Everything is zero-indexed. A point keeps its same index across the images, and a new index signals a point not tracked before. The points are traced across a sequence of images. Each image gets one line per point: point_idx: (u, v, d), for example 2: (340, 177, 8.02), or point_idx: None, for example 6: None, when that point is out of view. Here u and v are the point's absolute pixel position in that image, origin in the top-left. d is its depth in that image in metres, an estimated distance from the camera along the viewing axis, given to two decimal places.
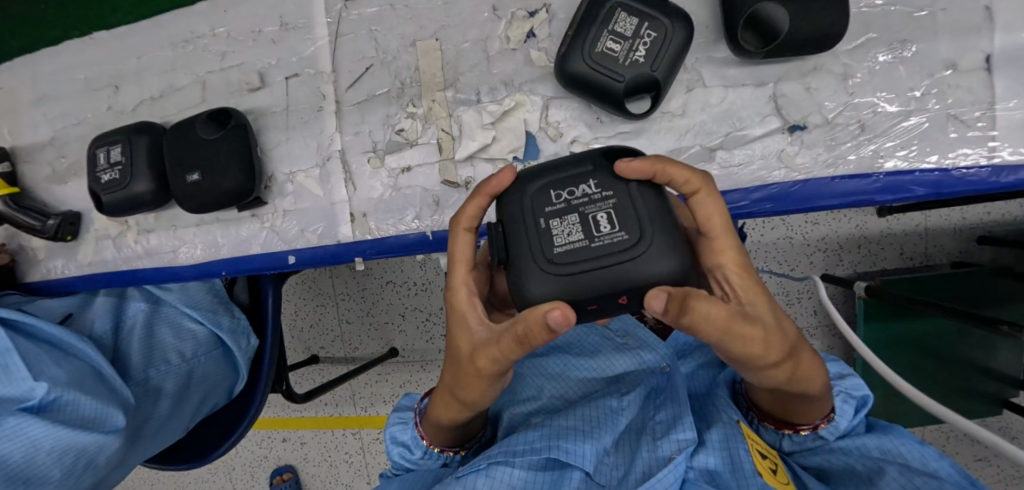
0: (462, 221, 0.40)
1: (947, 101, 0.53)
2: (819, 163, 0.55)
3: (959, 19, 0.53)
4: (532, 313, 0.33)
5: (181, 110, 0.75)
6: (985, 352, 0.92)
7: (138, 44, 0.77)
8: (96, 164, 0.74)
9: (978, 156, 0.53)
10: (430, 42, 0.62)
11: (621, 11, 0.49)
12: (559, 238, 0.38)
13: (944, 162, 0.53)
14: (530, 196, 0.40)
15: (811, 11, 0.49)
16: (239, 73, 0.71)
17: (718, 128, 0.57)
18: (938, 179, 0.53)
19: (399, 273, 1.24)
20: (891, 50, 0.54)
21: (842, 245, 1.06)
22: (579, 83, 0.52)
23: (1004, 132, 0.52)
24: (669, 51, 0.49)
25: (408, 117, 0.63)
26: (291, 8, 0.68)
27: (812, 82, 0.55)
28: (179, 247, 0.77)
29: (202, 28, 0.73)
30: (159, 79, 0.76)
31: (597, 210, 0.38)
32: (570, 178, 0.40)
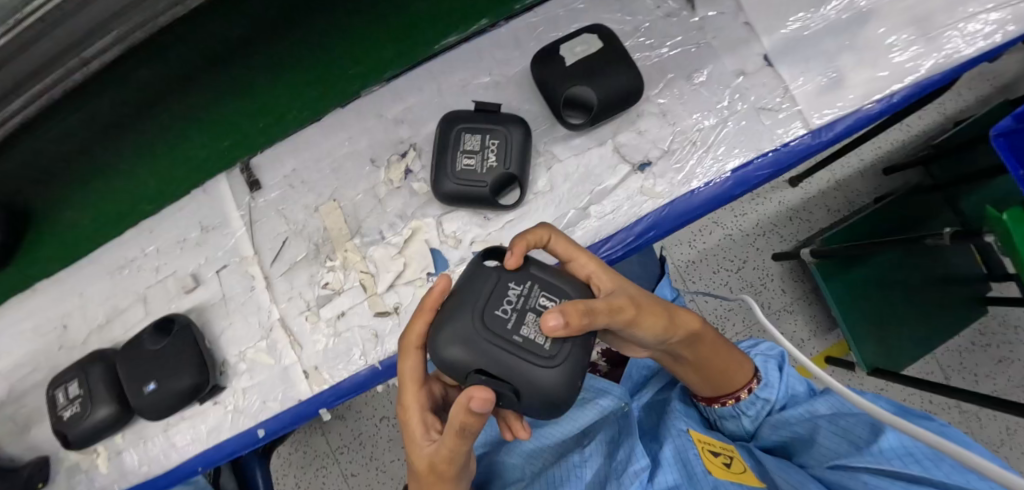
0: (413, 341, 0.46)
1: (752, 98, 0.67)
2: (675, 185, 0.64)
3: (729, 40, 0.69)
4: (459, 405, 0.38)
5: (128, 328, 0.79)
6: (941, 267, 1.02)
7: (78, 283, 0.83)
8: (57, 404, 0.76)
9: (798, 128, 0.67)
10: (329, 203, 0.70)
11: (465, 133, 0.60)
12: (541, 336, 0.42)
13: (776, 142, 0.66)
14: (483, 325, 0.42)
15: (602, 81, 0.60)
16: (174, 279, 0.76)
17: (581, 190, 0.64)
18: (778, 157, 0.66)
19: (386, 406, 1.26)
20: (694, 77, 0.67)
21: (776, 222, 1.18)
22: (458, 198, 0.61)
23: (806, 103, 0.67)
24: (514, 150, 0.59)
25: (329, 271, 0.69)
26: (207, 211, 0.76)
27: (641, 126, 0.65)
28: (153, 459, 0.78)
29: (133, 251, 0.80)
30: (103, 305, 0.81)
31: (536, 300, 0.43)
32: (494, 297, 0.43)
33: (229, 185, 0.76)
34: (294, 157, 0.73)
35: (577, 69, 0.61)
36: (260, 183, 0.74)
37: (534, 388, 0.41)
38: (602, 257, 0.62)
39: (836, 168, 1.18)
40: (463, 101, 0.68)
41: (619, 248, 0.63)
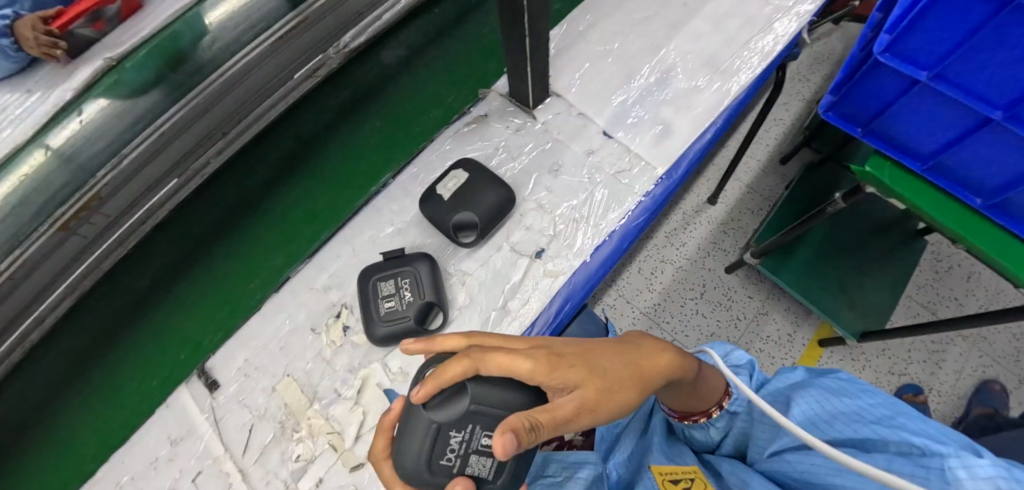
0: (378, 455, 0.48)
1: (608, 167, 0.80)
2: (572, 259, 0.73)
3: (572, 132, 0.84)
4: None
5: None
6: (863, 217, 1.21)
7: None
8: None
9: (655, 176, 0.79)
10: (285, 379, 0.74)
11: (379, 282, 0.69)
12: (487, 471, 0.46)
13: (641, 194, 0.78)
14: (434, 476, 0.45)
15: (476, 202, 0.72)
16: None
17: (496, 292, 0.72)
18: (648, 204, 0.78)
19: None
20: (553, 171, 0.80)
21: (713, 241, 1.32)
22: (393, 338, 0.68)
23: (650, 158, 0.81)
24: (425, 281, 0.69)
25: (298, 443, 0.71)
26: (172, 423, 0.75)
27: (526, 222, 0.76)
28: None
29: None
30: None
31: (479, 439, 0.45)
32: (438, 447, 0.45)
33: (189, 392, 0.76)
34: (243, 350, 0.76)
35: (454, 201, 0.73)
36: (217, 382, 0.76)
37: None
38: None
39: (739, 179, 1.37)
40: (375, 252, 0.78)
41: (546, 328, 0.70)
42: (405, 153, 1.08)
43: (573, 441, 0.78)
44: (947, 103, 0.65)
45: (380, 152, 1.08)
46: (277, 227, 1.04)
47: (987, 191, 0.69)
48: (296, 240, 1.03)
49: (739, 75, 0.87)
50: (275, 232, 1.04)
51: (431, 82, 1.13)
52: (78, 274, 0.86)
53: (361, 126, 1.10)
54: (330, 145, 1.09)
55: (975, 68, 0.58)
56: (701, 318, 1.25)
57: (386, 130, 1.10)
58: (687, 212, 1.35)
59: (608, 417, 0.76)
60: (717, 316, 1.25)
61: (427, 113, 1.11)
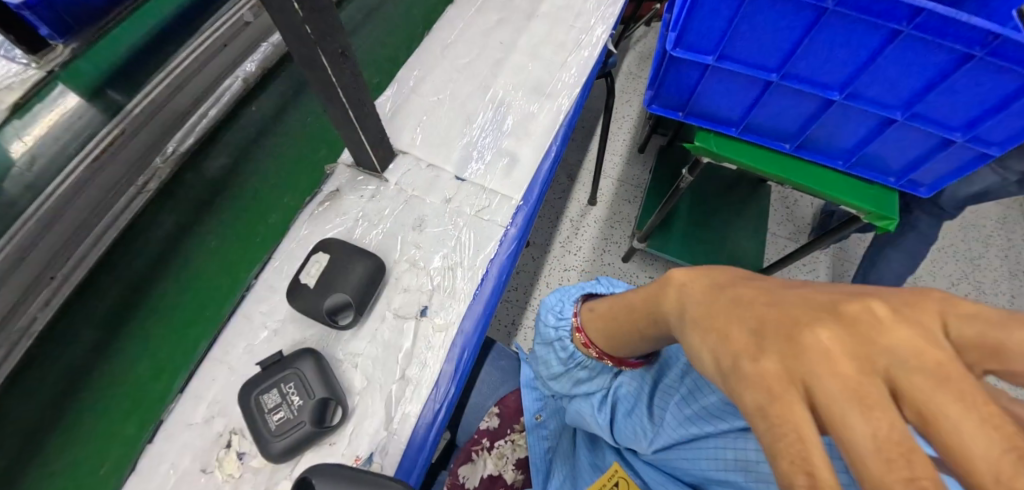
0: None
1: (469, 209, 0.82)
2: (457, 307, 0.74)
3: (427, 183, 0.85)
4: None
5: None
6: (714, 181, 1.39)
7: None
8: None
9: (514, 204, 0.83)
10: None
11: (262, 396, 0.64)
12: None
13: (506, 225, 0.81)
14: None
15: (344, 281, 0.70)
16: None
17: (392, 363, 0.70)
18: (515, 232, 0.81)
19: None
20: (417, 226, 0.80)
21: (593, 252, 1.37)
22: (292, 450, 0.63)
23: (506, 189, 0.84)
24: (312, 378, 0.65)
25: None
26: None
27: (404, 284, 0.75)
28: None
29: None
30: None
31: None
32: None
33: None
34: None
35: (321, 285, 0.70)
36: None
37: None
38: (443, 399, 0.69)
39: (603, 179, 1.47)
40: (253, 363, 0.72)
41: (452, 384, 0.70)
42: (249, 268, 0.97)
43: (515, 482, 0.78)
44: (747, 83, 0.81)
45: (220, 279, 0.96)
46: (115, 392, 0.86)
47: (791, 137, 0.88)
48: (142, 406, 0.85)
49: (562, 95, 0.95)
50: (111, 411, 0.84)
51: (274, 176, 1.08)
52: None
53: (195, 250, 0.99)
54: (161, 281, 0.95)
55: (745, 41, 0.74)
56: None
57: (223, 248, 0.99)
58: (563, 233, 1.39)
59: (538, 441, 0.78)
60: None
61: (267, 220, 1.03)
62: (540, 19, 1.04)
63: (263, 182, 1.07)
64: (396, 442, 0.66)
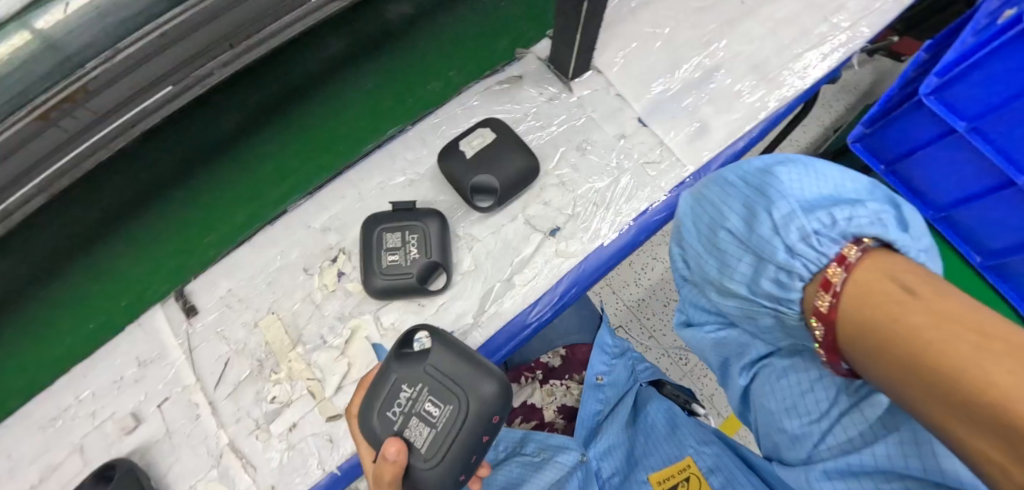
0: (352, 408, 0.55)
1: (636, 156, 0.78)
2: (586, 243, 0.71)
3: (606, 112, 0.81)
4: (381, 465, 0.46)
5: (66, 483, 0.71)
6: None
7: (6, 442, 0.75)
8: None
9: (683, 173, 0.77)
10: (268, 317, 0.70)
11: (386, 233, 0.64)
12: (427, 432, 0.49)
13: (665, 190, 0.76)
14: (375, 425, 0.50)
15: (498, 168, 0.69)
16: (114, 421, 0.71)
17: (503, 263, 0.69)
18: (671, 200, 0.75)
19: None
20: (581, 149, 0.77)
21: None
22: (389, 292, 0.64)
23: (681, 153, 0.78)
24: (433, 240, 0.65)
25: (275, 384, 0.68)
26: (144, 344, 0.73)
27: (546, 197, 0.73)
28: None
29: (67, 398, 0.74)
30: (35, 464, 0.73)
31: (423, 403, 0.50)
32: (389, 398, 0.51)
33: (165, 314, 0.73)
34: (229, 280, 0.72)
35: (477, 160, 0.69)
36: (196, 308, 0.72)
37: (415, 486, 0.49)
38: (534, 320, 0.68)
39: None
40: (382, 200, 0.74)
41: (548, 309, 0.68)
42: (392, 123, 1.05)
43: (552, 424, 0.76)
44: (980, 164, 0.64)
45: (364, 120, 1.05)
46: (241, 186, 1.01)
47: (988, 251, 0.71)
48: (258, 200, 1.01)
49: (783, 85, 0.85)
50: (236, 191, 1.01)
51: (449, 47, 1.10)
52: (54, 170, 0.79)
53: (352, 85, 1.07)
54: (313, 100, 1.06)
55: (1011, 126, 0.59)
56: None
57: (378, 95, 1.07)
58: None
59: (591, 399, 0.75)
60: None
61: (423, 85, 1.08)
62: None
63: (438, 50, 1.10)
64: (479, 334, 0.66)
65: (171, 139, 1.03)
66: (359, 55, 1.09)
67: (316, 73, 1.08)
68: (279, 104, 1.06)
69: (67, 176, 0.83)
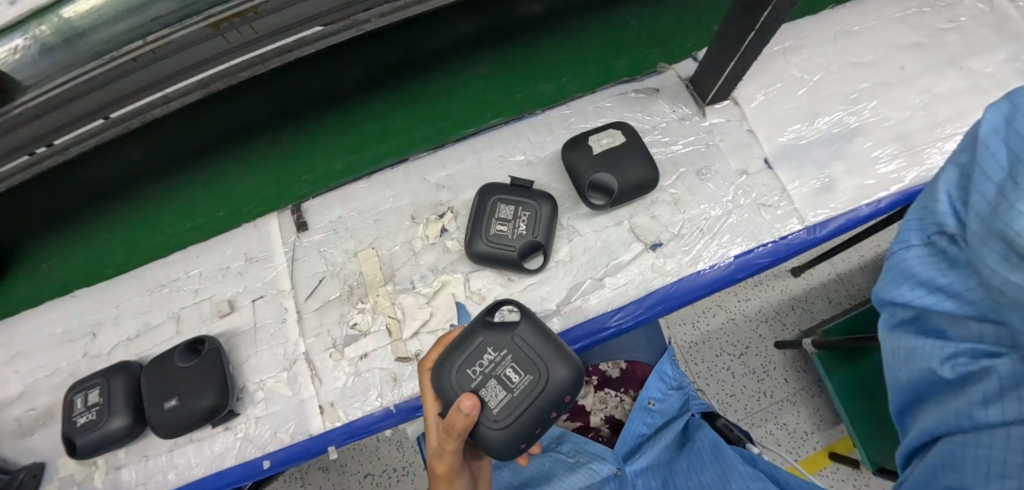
0: (425, 363, 0.60)
1: (753, 195, 0.77)
2: (683, 265, 0.71)
3: (734, 145, 0.80)
4: (455, 412, 0.51)
5: (156, 345, 0.79)
6: None
7: (118, 293, 0.84)
8: (72, 409, 0.74)
9: (798, 225, 0.75)
10: (368, 250, 0.75)
11: (500, 203, 0.67)
12: (502, 397, 0.55)
13: (776, 236, 0.74)
14: (453, 380, 0.56)
15: (620, 171, 0.70)
16: (211, 303, 0.78)
17: (598, 262, 0.71)
18: (777, 248, 0.73)
19: (377, 461, 1.05)
20: (700, 174, 0.77)
21: (779, 311, 1.13)
22: (487, 259, 0.67)
23: (802, 204, 0.76)
24: (542, 222, 0.66)
25: (359, 312, 0.72)
26: (255, 243, 0.80)
27: (654, 211, 0.74)
28: (152, 478, 0.75)
29: (177, 271, 0.82)
30: (135, 320, 0.82)
31: (505, 369, 0.56)
32: (474, 357, 0.57)
33: (279, 222, 0.80)
34: (343, 207, 0.78)
35: (601, 159, 0.70)
36: (307, 224, 0.78)
37: (480, 440, 0.55)
38: (614, 324, 0.68)
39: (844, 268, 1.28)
40: (498, 171, 0.77)
41: (630, 318, 0.69)
42: (496, 115, 1.07)
43: (597, 430, 0.77)
44: None
45: (470, 106, 1.08)
46: (350, 132, 1.06)
47: None
48: (360, 152, 1.05)
49: (928, 164, 0.80)
50: (341, 140, 1.06)
51: (585, 46, 1.12)
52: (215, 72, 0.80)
53: (468, 70, 1.10)
54: (428, 74, 1.10)
55: None
56: (728, 377, 1.09)
57: (490, 82, 1.09)
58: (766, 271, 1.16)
59: (639, 420, 0.73)
60: (745, 383, 1.09)
61: (534, 87, 1.09)
62: (971, 74, 0.86)
63: (570, 47, 1.11)
64: (557, 321, 0.68)
65: (312, 68, 1.10)
66: (498, 34, 1.12)
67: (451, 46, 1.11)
68: (395, 73, 1.09)
69: (223, 81, 0.83)
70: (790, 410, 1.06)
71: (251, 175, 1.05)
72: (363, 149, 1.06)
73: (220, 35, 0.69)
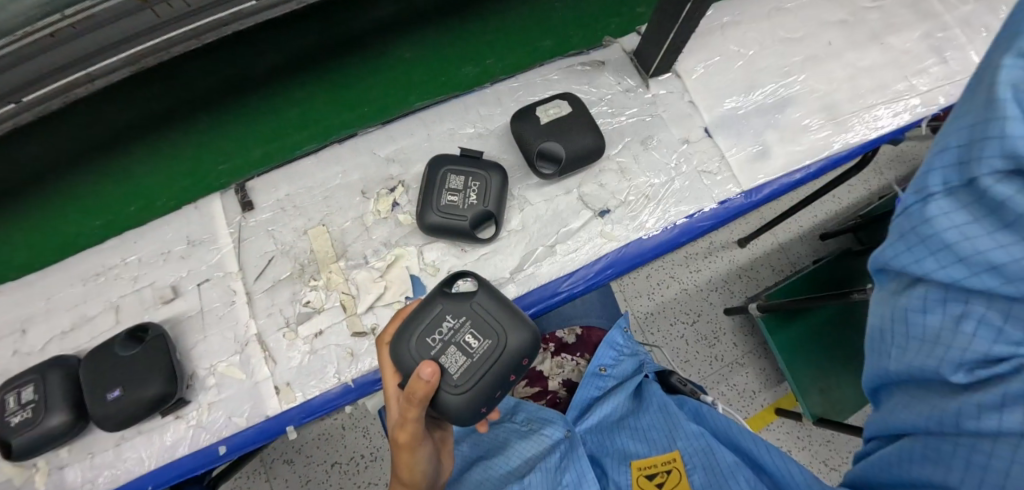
0: (383, 336, 0.60)
1: (695, 162, 0.80)
2: (630, 230, 0.74)
3: (676, 114, 0.83)
4: (416, 376, 0.52)
5: (95, 336, 0.76)
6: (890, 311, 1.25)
7: (49, 286, 0.79)
8: (5, 409, 0.70)
9: (735, 190, 0.79)
10: (318, 227, 0.73)
11: (451, 174, 0.67)
12: (461, 363, 0.57)
13: (716, 201, 0.78)
14: (414, 349, 0.57)
15: (567, 139, 0.71)
16: (153, 290, 0.75)
17: (550, 229, 0.72)
18: (718, 212, 0.78)
19: (343, 450, 1.04)
20: (644, 143, 0.80)
21: (726, 279, 1.19)
22: (440, 229, 0.67)
23: (739, 170, 0.80)
24: (492, 191, 0.67)
25: (312, 289, 0.71)
26: (198, 225, 0.77)
27: (602, 180, 0.76)
28: (99, 475, 0.72)
29: (114, 259, 0.78)
30: (70, 313, 0.77)
31: (463, 335, 0.57)
32: (434, 326, 0.58)
33: (222, 203, 0.77)
34: (290, 184, 0.76)
35: (549, 129, 0.72)
36: (252, 203, 0.76)
37: (442, 406, 0.56)
38: (566, 289, 0.70)
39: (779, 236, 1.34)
40: (448, 144, 0.77)
41: (581, 282, 0.71)
42: (420, 98, 1.08)
43: (555, 393, 0.79)
44: None
45: (389, 92, 1.08)
46: (267, 121, 1.04)
47: None
48: (280, 142, 1.04)
49: (851, 130, 0.86)
50: (261, 127, 1.04)
51: (532, 23, 1.13)
52: (144, 48, 0.75)
53: (392, 53, 1.09)
54: (351, 59, 1.07)
55: None
56: (681, 344, 1.15)
57: (414, 67, 1.09)
58: (714, 242, 1.21)
59: (592, 386, 0.75)
60: (697, 348, 1.14)
61: (458, 68, 1.10)
62: (891, 47, 0.92)
63: (510, 29, 1.12)
64: (512, 288, 0.70)
65: (246, 46, 1.06)
66: (441, 11, 1.11)
67: (392, 23, 1.09)
68: (319, 55, 1.07)
69: (155, 56, 0.79)
70: (732, 369, 1.13)
71: (178, 159, 1.02)
72: (287, 135, 1.04)
73: (149, 7, 0.69)
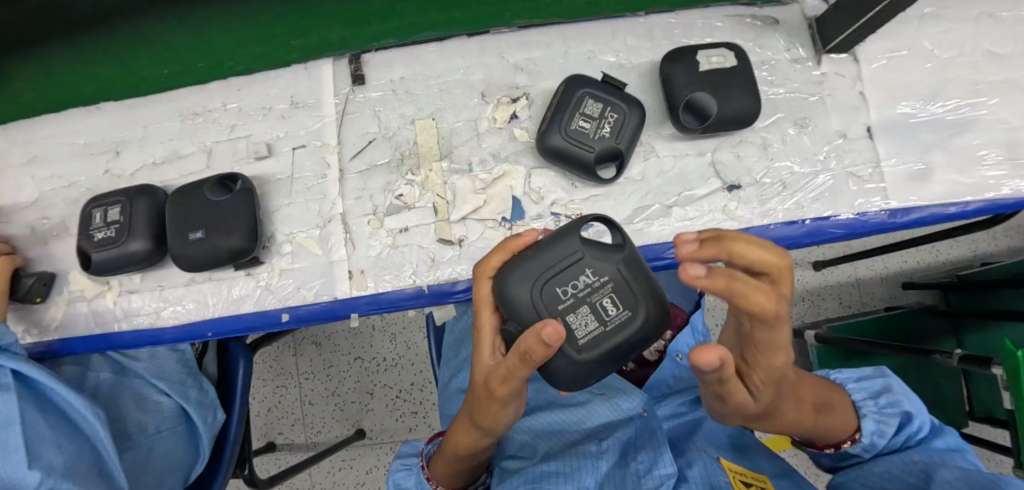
0: (488, 270, 0.53)
1: (847, 161, 0.70)
2: (755, 214, 0.66)
3: (841, 101, 0.73)
4: (532, 333, 0.43)
5: (184, 176, 0.75)
6: None
7: (148, 116, 0.78)
8: (91, 223, 0.71)
9: (881, 203, 0.69)
10: (427, 121, 0.69)
11: (588, 98, 0.61)
12: (590, 326, 0.51)
13: (859, 211, 0.69)
14: (541, 298, 0.51)
15: (722, 96, 0.63)
16: (248, 143, 0.73)
17: (671, 189, 0.66)
18: (853, 223, 0.68)
19: (368, 348, 1.05)
20: (797, 125, 0.71)
21: None
22: (559, 155, 0.61)
23: (894, 182, 0.70)
24: (627, 130, 0.61)
25: (407, 184, 0.68)
26: (304, 89, 0.73)
27: (740, 151, 0.68)
28: (163, 308, 0.73)
29: (215, 102, 0.76)
30: (164, 146, 0.76)
31: (601, 297, 0.51)
32: (567, 277, 0.52)
33: (333, 71, 0.73)
34: (409, 68, 0.71)
35: (705, 77, 0.63)
36: (364, 78, 0.72)
37: (550, 366, 0.51)
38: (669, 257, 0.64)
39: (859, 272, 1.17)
40: (584, 67, 0.70)
41: None
42: None
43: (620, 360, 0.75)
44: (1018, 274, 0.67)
45: None
46: None
47: None
48: None
49: None
50: None
51: None
52: None
53: None
54: None
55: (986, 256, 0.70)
56: None
57: None
58: None
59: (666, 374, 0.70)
60: None
61: None
62: None
63: None
64: None
65: None
66: None
67: None
68: None
69: None
70: None
71: None
72: None
73: None
